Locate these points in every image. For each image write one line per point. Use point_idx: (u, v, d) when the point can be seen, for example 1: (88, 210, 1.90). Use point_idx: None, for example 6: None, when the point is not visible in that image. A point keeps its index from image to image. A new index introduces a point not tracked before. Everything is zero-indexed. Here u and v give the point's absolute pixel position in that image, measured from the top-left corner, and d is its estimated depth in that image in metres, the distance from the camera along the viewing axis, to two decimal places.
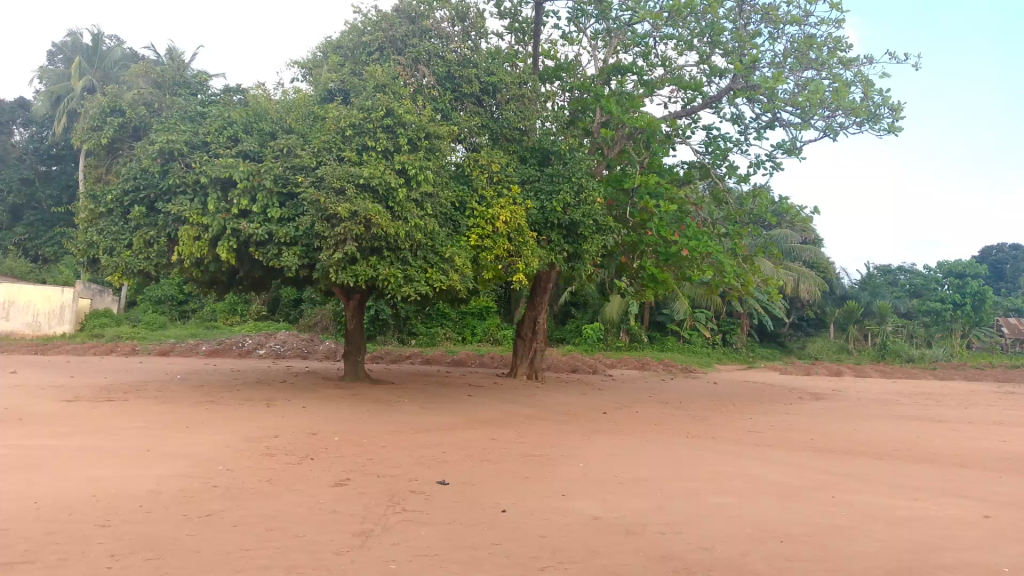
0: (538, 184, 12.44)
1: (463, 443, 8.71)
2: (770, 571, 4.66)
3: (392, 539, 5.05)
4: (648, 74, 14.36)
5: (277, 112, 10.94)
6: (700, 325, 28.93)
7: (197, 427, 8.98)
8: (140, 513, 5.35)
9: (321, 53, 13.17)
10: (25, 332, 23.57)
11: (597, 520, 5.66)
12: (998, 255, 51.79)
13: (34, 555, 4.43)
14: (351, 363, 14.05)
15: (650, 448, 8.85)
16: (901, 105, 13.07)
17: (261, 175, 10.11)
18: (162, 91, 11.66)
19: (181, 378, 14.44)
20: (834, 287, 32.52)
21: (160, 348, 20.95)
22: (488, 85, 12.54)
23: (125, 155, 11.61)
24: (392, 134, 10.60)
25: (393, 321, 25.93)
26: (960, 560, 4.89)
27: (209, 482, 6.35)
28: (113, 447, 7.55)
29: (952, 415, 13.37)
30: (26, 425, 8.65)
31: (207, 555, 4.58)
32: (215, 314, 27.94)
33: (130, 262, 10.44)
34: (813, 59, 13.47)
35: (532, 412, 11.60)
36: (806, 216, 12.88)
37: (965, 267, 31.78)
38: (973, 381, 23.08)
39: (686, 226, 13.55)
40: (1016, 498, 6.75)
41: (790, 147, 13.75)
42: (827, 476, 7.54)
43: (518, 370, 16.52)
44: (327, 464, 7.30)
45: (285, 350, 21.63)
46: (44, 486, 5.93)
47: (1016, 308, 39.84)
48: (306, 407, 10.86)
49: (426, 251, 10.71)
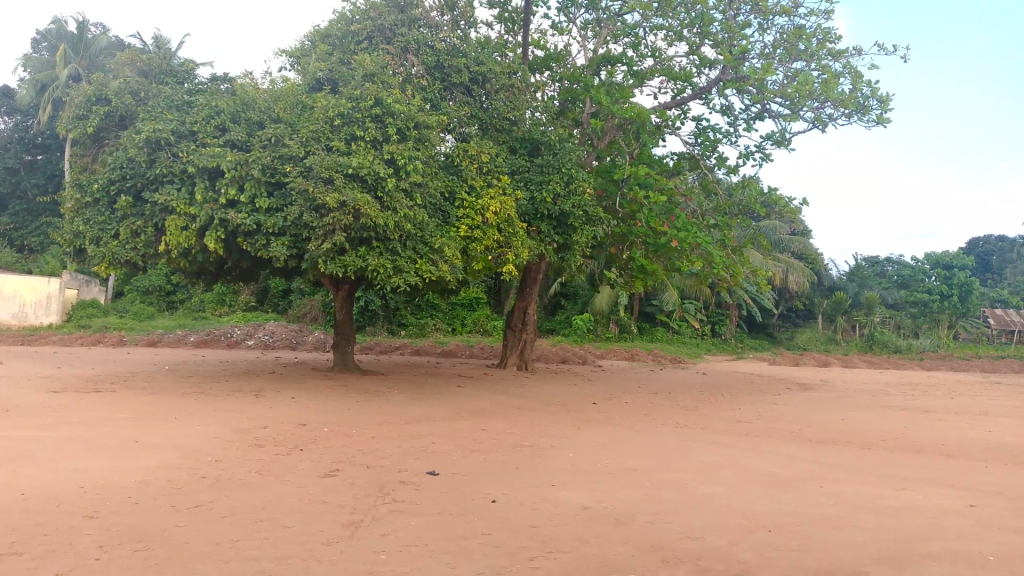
0: (527, 174, 12.44)
1: (453, 433, 8.72)
2: (758, 561, 4.70)
3: (382, 530, 5.07)
4: (637, 64, 14.34)
5: (264, 101, 10.86)
6: (689, 316, 29.06)
7: (185, 418, 8.95)
8: (128, 504, 5.34)
9: (309, 42, 13.06)
10: (11, 323, 23.40)
11: (587, 510, 5.69)
12: (984, 246, 52.28)
13: (21, 547, 4.41)
14: (340, 354, 14.03)
15: (640, 438, 8.89)
16: (889, 96, 13.10)
17: (248, 165, 10.06)
18: (148, 80, 11.55)
19: (169, 369, 14.39)
20: (822, 278, 32.52)
21: (148, 339, 20.84)
22: (478, 75, 12.46)
23: (111, 143, 11.51)
24: (381, 124, 10.55)
25: (383, 312, 25.90)
26: (946, 549, 4.95)
27: (197, 473, 6.34)
28: (100, 438, 7.51)
29: (938, 405, 13.50)
30: (13, 416, 8.59)
31: (196, 546, 4.57)
32: (203, 305, 27.80)
33: (117, 252, 10.36)
34: (802, 51, 13.48)
35: (522, 402, 11.62)
36: (794, 208, 12.91)
37: (952, 259, 32.01)
38: (960, 372, 23.27)
39: (675, 216, 13.47)
40: (1001, 488, 6.83)
41: (779, 139, 13.78)
42: (815, 466, 7.60)
43: (508, 361, 16.55)
44: (316, 455, 7.29)
45: (274, 340, 21.55)
46: (30, 478, 5.90)
47: (1001, 299, 40.22)
48: (295, 398, 10.83)
49: (415, 241, 10.68)
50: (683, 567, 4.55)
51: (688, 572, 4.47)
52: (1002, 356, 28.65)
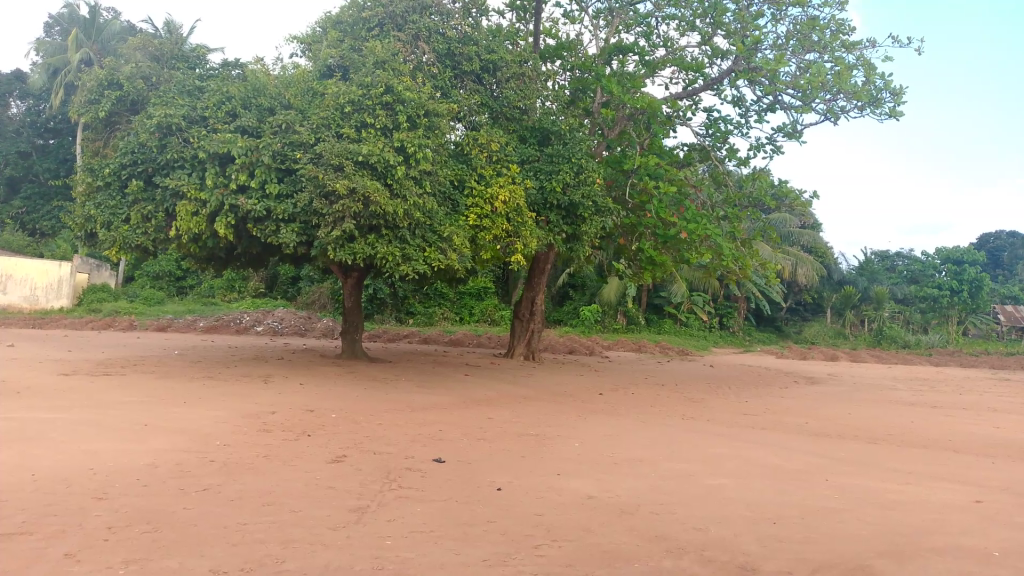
0: (538, 164, 12.42)
1: (460, 422, 8.74)
2: (762, 552, 4.72)
3: (388, 515, 5.11)
4: (649, 54, 14.27)
5: (275, 87, 10.89)
6: (698, 308, 29.09)
7: (194, 402, 9.01)
8: (138, 487, 5.40)
9: (321, 28, 13.05)
10: (22, 306, 23.43)
11: (591, 499, 5.72)
12: (996, 242, 52.24)
13: (32, 526, 4.47)
14: (349, 341, 14.07)
15: (645, 428, 8.93)
16: (903, 89, 13.00)
17: (259, 151, 10.06)
18: (160, 65, 11.58)
19: (179, 353, 14.55)
20: (831, 271, 32.31)
21: (157, 324, 20.97)
22: (488, 63, 12.42)
23: (123, 128, 11.56)
24: (391, 111, 10.53)
25: (391, 301, 26.17)
26: (951, 543, 4.96)
27: (206, 456, 6.40)
28: (111, 421, 7.59)
29: (944, 400, 13.50)
30: (25, 397, 8.69)
31: (204, 529, 4.62)
32: (213, 291, 28.04)
33: (128, 236, 10.41)
34: (815, 42, 13.36)
35: (530, 392, 11.61)
36: (806, 201, 12.79)
37: (963, 254, 31.91)
38: (970, 368, 23.07)
39: (685, 208, 13.52)
40: (1008, 485, 6.81)
41: (790, 131, 13.69)
42: (821, 460, 7.58)
43: (515, 350, 16.56)
44: (324, 441, 7.35)
45: (283, 327, 21.65)
46: (41, 459, 5.97)
47: (1012, 295, 39.84)
48: (304, 384, 10.90)
49: (424, 230, 10.72)
50: (687, 557, 4.57)
51: (692, 562, 4.49)
52: (1011, 352, 28.54)
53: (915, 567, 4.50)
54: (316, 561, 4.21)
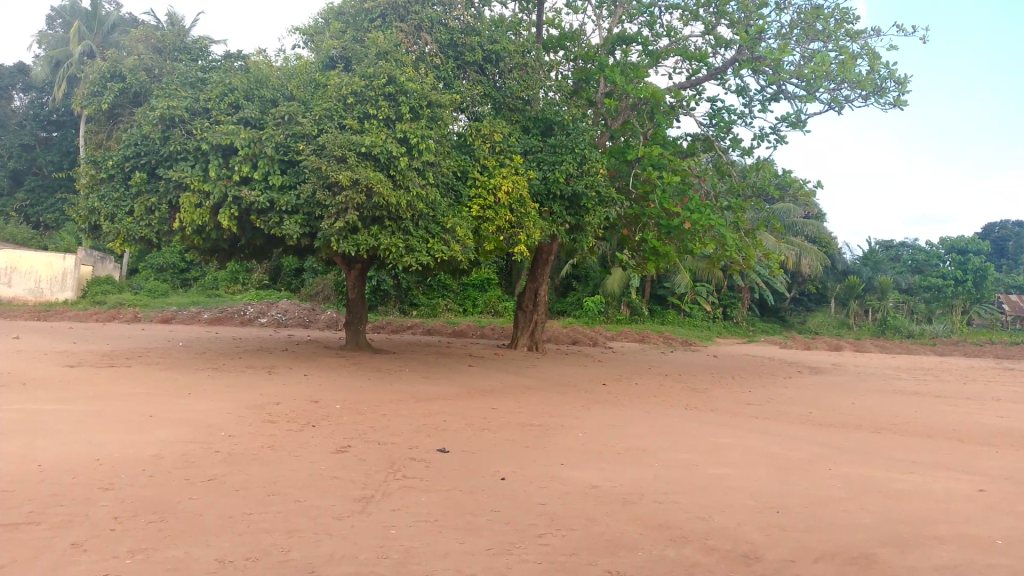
0: (540, 154, 12.41)
1: (464, 412, 8.75)
2: (765, 541, 4.73)
3: (392, 505, 5.13)
4: (653, 44, 14.20)
5: (277, 78, 10.87)
6: (701, 299, 29.06)
7: (199, 393, 9.05)
8: (143, 477, 5.43)
9: (323, 19, 13.02)
10: (27, 298, 23.79)
11: (595, 489, 5.74)
12: (1001, 231, 52.03)
13: (39, 517, 4.50)
14: (352, 332, 14.05)
15: (648, 418, 8.94)
16: (907, 78, 12.92)
17: (262, 143, 10.04)
18: (163, 56, 11.53)
19: (183, 345, 14.57)
20: (835, 262, 32.23)
21: (162, 317, 21.04)
22: (491, 53, 12.34)
23: (126, 120, 11.59)
24: (394, 102, 10.53)
25: (394, 292, 26.17)
26: (955, 532, 4.96)
27: (211, 447, 6.42)
28: (117, 412, 7.62)
29: (946, 389, 13.47)
30: (28, 389, 8.71)
31: (209, 519, 4.64)
32: (217, 282, 28.08)
33: (131, 228, 10.40)
34: (820, 31, 13.28)
35: (532, 383, 11.60)
36: (810, 190, 12.75)
37: (967, 244, 31.79)
38: (974, 358, 22.98)
39: (688, 198, 13.47)
40: (1013, 474, 6.81)
41: (795, 120, 13.63)
42: (824, 449, 7.57)
43: (519, 341, 16.51)
44: (328, 432, 7.37)
45: (287, 319, 21.67)
46: (46, 450, 6.00)
47: (1017, 285, 39.70)
48: (307, 375, 10.92)
49: (427, 221, 10.71)
50: (690, 546, 4.59)
51: (694, 551, 4.50)
52: (1015, 342, 28.48)
53: (918, 556, 4.51)
54: (320, 551, 4.23)
